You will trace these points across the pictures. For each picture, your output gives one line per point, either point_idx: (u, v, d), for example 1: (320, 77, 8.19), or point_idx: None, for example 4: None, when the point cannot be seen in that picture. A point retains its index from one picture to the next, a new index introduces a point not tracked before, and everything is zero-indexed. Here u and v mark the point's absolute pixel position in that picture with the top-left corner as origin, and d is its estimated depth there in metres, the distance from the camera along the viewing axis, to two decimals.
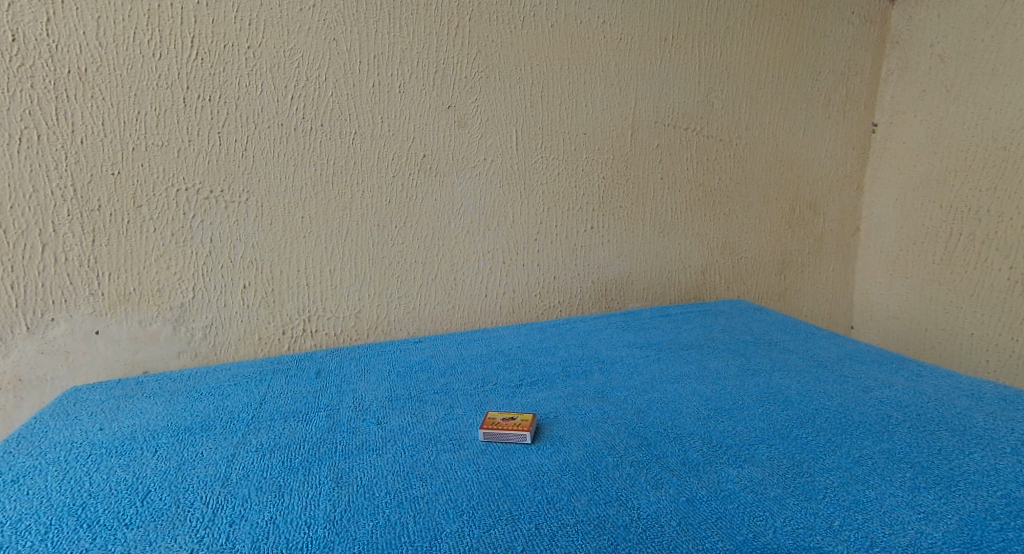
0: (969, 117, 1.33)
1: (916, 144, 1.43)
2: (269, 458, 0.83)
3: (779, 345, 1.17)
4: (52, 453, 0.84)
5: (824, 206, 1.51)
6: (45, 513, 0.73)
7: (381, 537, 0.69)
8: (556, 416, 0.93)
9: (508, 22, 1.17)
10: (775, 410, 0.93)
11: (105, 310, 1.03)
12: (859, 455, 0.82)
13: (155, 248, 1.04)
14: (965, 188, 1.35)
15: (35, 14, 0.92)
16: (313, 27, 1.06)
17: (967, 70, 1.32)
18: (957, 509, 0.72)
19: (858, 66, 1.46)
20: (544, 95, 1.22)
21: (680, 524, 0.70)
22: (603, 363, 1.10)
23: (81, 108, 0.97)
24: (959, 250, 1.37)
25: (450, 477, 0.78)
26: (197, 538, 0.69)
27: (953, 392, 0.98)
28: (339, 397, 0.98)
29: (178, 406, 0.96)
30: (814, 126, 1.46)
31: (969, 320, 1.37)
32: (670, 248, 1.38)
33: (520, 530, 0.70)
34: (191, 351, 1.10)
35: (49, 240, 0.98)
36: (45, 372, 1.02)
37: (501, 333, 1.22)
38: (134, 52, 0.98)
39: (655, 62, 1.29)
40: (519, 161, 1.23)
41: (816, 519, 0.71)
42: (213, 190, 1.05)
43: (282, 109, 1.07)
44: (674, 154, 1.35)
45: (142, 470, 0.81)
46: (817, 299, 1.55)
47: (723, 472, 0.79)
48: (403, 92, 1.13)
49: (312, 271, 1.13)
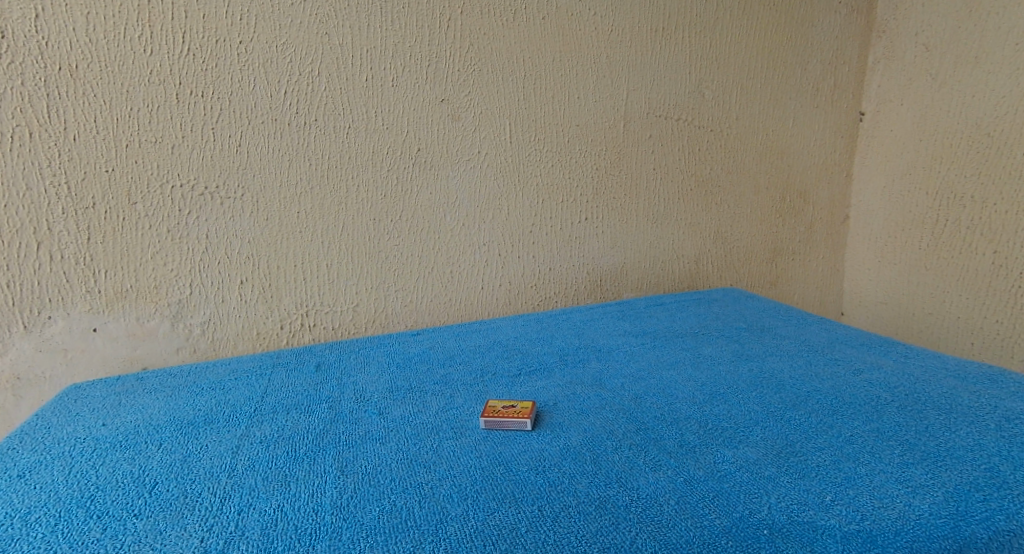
0: (953, 105, 1.35)
1: (904, 132, 1.45)
2: (273, 448, 0.84)
3: (772, 331, 1.18)
4: (56, 449, 0.85)
5: (814, 195, 1.53)
6: (53, 505, 0.73)
7: (387, 522, 0.69)
8: (554, 403, 0.94)
9: (499, 14, 1.18)
10: (769, 393, 0.95)
11: (102, 308, 1.04)
12: (850, 434, 0.83)
13: (151, 245, 1.04)
14: (951, 175, 1.37)
15: (25, 11, 0.93)
16: (304, 22, 1.07)
17: (951, 59, 1.34)
18: (943, 483, 0.73)
19: (845, 55, 1.48)
20: (537, 87, 1.24)
21: (678, 503, 0.71)
22: (599, 352, 1.11)
23: (74, 105, 0.97)
24: (946, 236, 1.39)
25: (453, 464, 0.79)
26: (207, 527, 0.70)
27: (941, 373, 0.99)
28: (339, 389, 0.99)
29: (180, 400, 0.96)
30: (803, 116, 1.48)
31: (956, 304, 1.40)
32: (663, 238, 1.40)
33: (523, 512, 0.70)
34: (189, 347, 1.10)
35: (43, 238, 0.98)
36: (44, 370, 1.02)
37: (499, 325, 1.23)
38: (126, 48, 0.98)
39: (646, 54, 1.31)
40: (512, 154, 1.24)
41: (809, 495, 0.72)
42: (208, 186, 1.06)
43: (276, 104, 1.07)
44: (666, 145, 1.36)
45: (148, 463, 0.81)
46: (808, 288, 1.57)
47: (720, 453, 0.80)
48: (397, 86, 1.14)
49: (309, 265, 1.14)
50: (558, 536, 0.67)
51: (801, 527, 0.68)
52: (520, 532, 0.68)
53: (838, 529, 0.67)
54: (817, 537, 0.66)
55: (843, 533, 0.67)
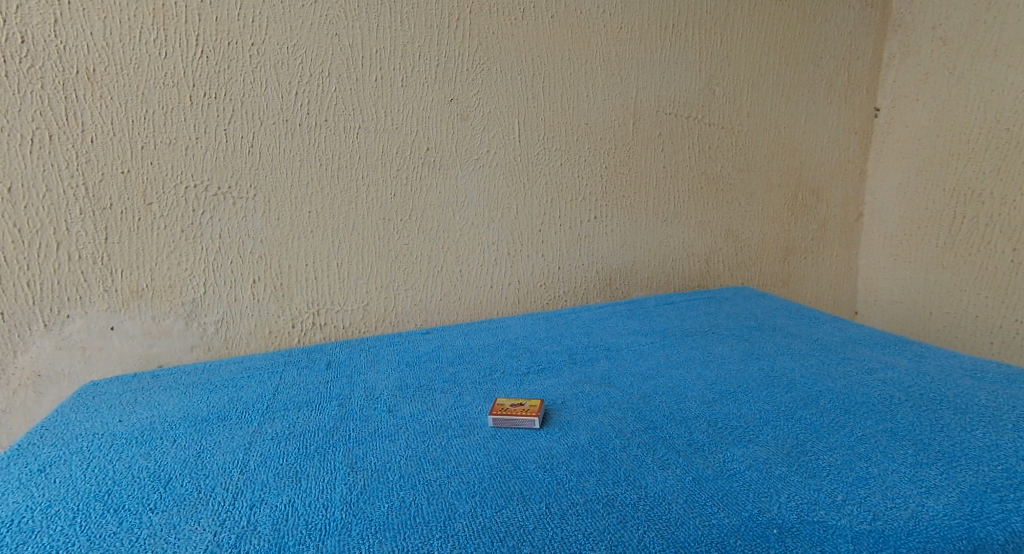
0: (971, 99, 1.33)
1: (920, 128, 1.43)
2: (284, 445, 0.85)
3: (783, 330, 1.17)
4: (75, 444, 0.87)
5: (827, 192, 1.51)
6: (72, 499, 0.75)
7: (396, 518, 0.70)
8: (563, 401, 0.94)
9: (509, 13, 1.18)
10: (779, 392, 0.94)
11: (119, 306, 1.06)
12: (862, 434, 0.83)
13: (166, 245, 1.06)
14: (968, 171, 1.35)
15: (44, 16, 0.95)
16: (315, 23, 1.08)
17: (970, 52, 1.32)
18: (957, 483, 0.72)
19: (860, 51, 1.47)
20: (545, 86, 1.24)
21: (687, 502, 0.71)
22: (608, 350, 1.11)
23: (91, 107, 0.99)
24: (964, 233, 1.37)
25: (461, 461, 0.80)
26: (220, 521, 0.71)
27: (957, 372, 0.98)
28: (350, 387, 1.00)
29: (194, 398, 0.97)
30: (816, 112, 1.46)
31: (973, 302, 1.37)
32: (673, 236, 1.39)
33: (531, 510, 0.71)
34: (203, 345, 1.12)
35: (62, 238, 1.00)
36: (64, 368, 1.04)
37: (508, 324, 1.24)
38: (141, 51, 1.00)
39: (656, 52, 1.30)
40: (521, 152, 1.24)
41: (819, 495, 0.71)
42: (221, 186, 1.07)
43: (287, 105, 1.08)
44: (676, 143, 1.35)
45: (162, 459, 0.83)
46: (821, 287, 1.55)
47: (729, 452, 0.80)
48: (406, 86, 1.15)
49: (319, 264, 1.15)
50: (565, 533, 0.67)
51: (811, 527, 0.67)
52: (528, 530, 0.68)
53: (849, 529, 0.67)
54: (827, 537, 0.66)
55: (854, 533, 0.66)
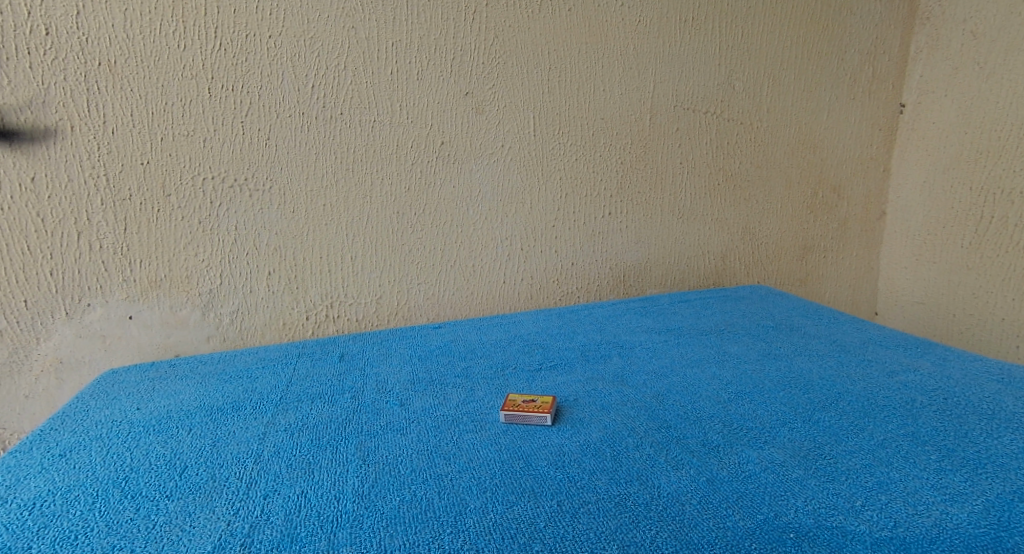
0: (1002, 95, 1.29)
1: (948, 124, 1.39)
2: (297, 436, 0.86)
3: (801, 330, 1.15)
4: (94, 431, 0.88)
5: (849, 190, 1.48)
6: (91, 485, 0.77)
7: (406, 512, 0.70)
8: (575, 399, 0.93)
9: (525, 6, 1.17)
10: (796, 393, 0.93)
11: (138, 296, 1.07)
12: (883, 438, 0.81)
13: (184, 236, 1.07)
14: (999, 169, 1.31)
15: (67, 8, 0.96)
16: (331, 16, 1.08)
17: (1003, 47, 1.28)
18: (982, 491, 0.71)
19: (885, 46, 1.43)
20: (562, 80, 1.22)
21: (701, 503, 0.70)
22: (622, 348, 1.10)
23: (113, 99, 1.00)
24: (991, 232, 1.33)
25: (473, 457, 0.80)
26: (234, 510, 0.72)
27: (982, 376, 0.96)
28: (362, 379, 1.00)
29: (210, 387, 0.99)
30: (838, 108, 1.43)
31: (1000, 304, 1.34)
32: (689, 233, 1.37)
33: (543, 507, 0.70)
34: (219, 335, 1.13)
35: (83, 228, 1.02)
36: (84, 355, 1.06)
37: (520, 319, 1.23)
38: (160, 44, 1.01)
39: (674, 46, 1.28)
40: (536, 147, 1.24)
41: (838, 500, 0.70)
42: (237, 179, 1.08)
43: (303, 98, 1.09)
44: (694, 139, 1.33)
45: (178, 447, 0.84)
46: (841, 286, 1.52)
47: (744, 454, 0.79)
48: (421, 79, 1.14)
49: (333, 258, 1.16)
50: (576, 532, 0.67)
51: (830, 532, 0.66)
52: (539, 527, 0.68)
53: (868, 535, 0.65)
54: (846, 543, 0.65)
55: (874, 540, 0.65)
